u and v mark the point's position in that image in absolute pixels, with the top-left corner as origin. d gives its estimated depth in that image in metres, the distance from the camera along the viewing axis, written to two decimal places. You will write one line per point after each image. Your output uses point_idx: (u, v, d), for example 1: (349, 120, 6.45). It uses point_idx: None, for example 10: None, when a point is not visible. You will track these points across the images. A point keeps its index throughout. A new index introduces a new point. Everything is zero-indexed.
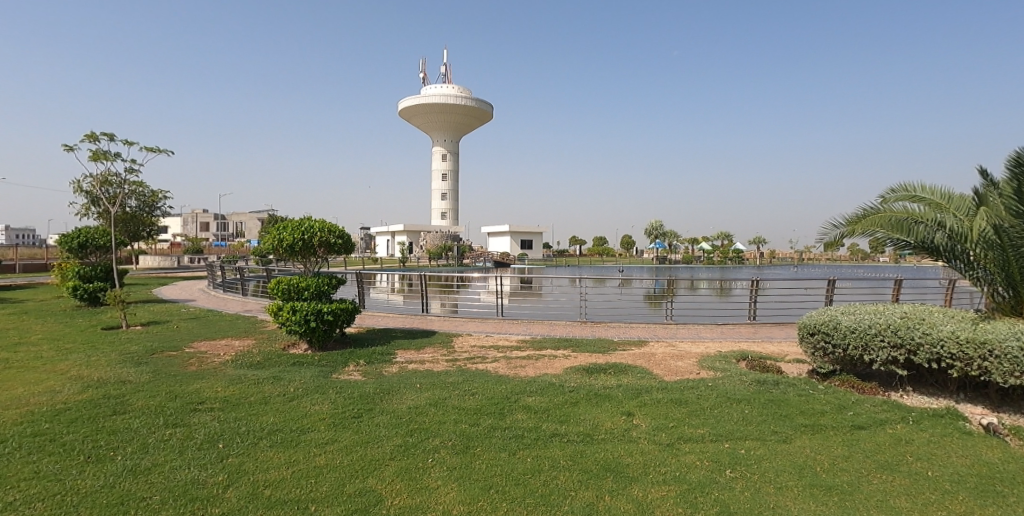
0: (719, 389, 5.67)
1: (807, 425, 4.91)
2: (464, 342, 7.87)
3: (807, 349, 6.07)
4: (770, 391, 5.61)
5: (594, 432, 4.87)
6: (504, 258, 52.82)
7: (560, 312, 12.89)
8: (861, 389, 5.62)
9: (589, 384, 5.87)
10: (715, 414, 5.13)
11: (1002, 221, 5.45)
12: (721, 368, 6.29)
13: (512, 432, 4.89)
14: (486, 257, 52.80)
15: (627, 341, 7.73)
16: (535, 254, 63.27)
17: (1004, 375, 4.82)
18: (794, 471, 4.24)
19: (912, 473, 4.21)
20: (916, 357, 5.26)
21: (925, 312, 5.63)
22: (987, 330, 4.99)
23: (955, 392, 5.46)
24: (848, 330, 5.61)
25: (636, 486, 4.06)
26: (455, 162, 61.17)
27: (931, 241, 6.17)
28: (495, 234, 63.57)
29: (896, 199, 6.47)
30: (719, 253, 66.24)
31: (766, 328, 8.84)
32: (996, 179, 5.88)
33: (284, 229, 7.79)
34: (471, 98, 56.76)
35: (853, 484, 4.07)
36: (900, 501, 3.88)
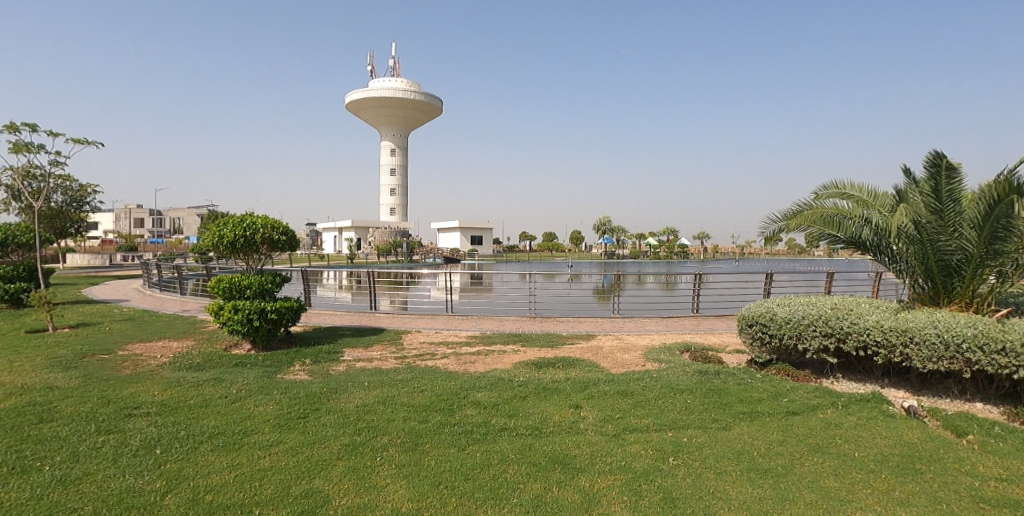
0: (663, 380, 5.80)
1: (745, 412, 5.10)
2: (413, 340, 7.77)
3: (746, 339, 6.29)
4: (711, 381, 5.77)
5: (543, 425, 4.92)
6: (455, 254, 52.59)
7: (510, 307, 12.89)
8: (796, 377, 5.88)
9: (538, 378, 5.90)
10: (660, 404, 5.25)
11: (921, 218, 5.76)
12: (665, 360, 6.44)
13: (461, 427, 4.88)
14: (438, 255, 52.22)
15: (576, 335, 7.83)
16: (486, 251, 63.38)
17: (923, 361, 5.16)
18: (733, 456, 4.43)
19: (840, 454, 4.47)
20: (846, 345, 5.55)
21: (853, 303, 5.94)
22: (908, 319, 5.33)
23: (880, 378, 5.80)
24: (783, 321, 5.86)
25: (583, 477, 4.15)
26: (406, 157, 60.36)
27: (858, 236, 6.46)
28: (449, 230, 63.16)
29: (827, 196, 6.77)
30: (666, 248, 68.08)
31: (708, 320, 9.13)
32: (916, 178, 6.23)
33: (225, 225, 7.49)
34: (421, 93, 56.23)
35: (787, 467, 4.29)
36: (829, 481, 4.12)
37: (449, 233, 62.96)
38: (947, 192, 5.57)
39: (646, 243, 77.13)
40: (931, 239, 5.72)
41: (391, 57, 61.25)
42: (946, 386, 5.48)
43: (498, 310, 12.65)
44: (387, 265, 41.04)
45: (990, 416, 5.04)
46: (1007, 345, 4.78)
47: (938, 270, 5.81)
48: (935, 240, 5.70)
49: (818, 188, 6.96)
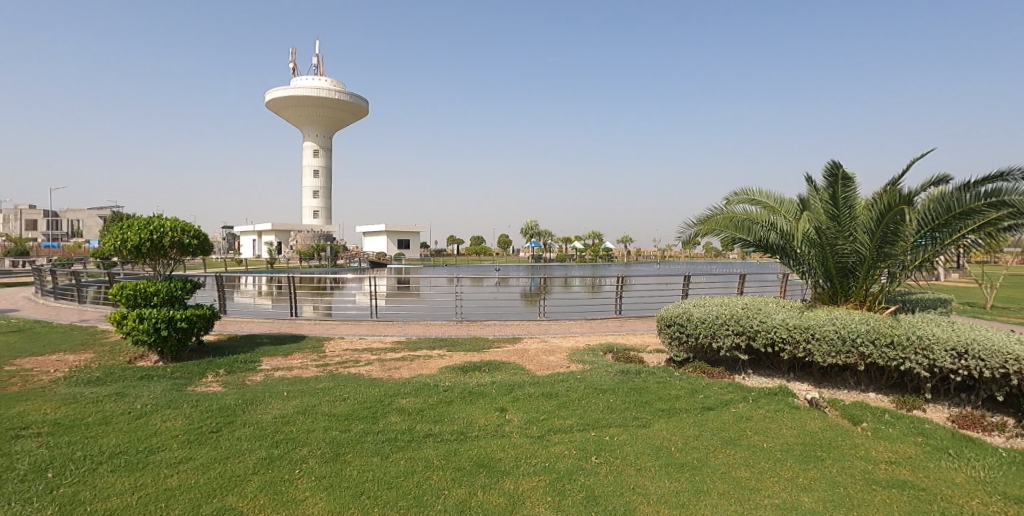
0: (587, 380, 5.92)
1: (664, 409, 5.29)
2: (335, 347, 7.52)
3: (664, 339, 6.53)
4: (632, 380, 5.96)
5: (468, 430, 4.90)
6: (381, 258, 51.52)
7: (437, 312, 12.79)
8: (711, 374, 6.16)
9: (464, 382, 5.87)
10: (583, 404, 5.35)
11: (821, 224, 6.17)
12: (588, 361, 6.58)
13: (384, 435, 4.78)
14: (367, 259, 51.05)
15: (502, 339, 7.86)
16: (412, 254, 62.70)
17: (822, 355, 5.54)
18: (652, 452, 4.58)
19: (750, 446, 4.72)
20: (755, 342, 5.88)
21: (761, 303, 6.32)
22: (809, 317, 5.72)
23: (786, 373, 6.18)
24: (699, 321, 6.15)
25: (507, 479, 4.16)
26: (328, 159, 58.51)
27: (766, 240, 6.85)
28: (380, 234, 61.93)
29: (738, 202, 7.14)
30: (594, 252, 69.90)
31: (631, 322, 9.42)
32: (817, 186, 6.67)
33: (128, 228, 6.97)
34: (345, 93, 54.96)
35: (701, 460, 4.49)
36: (740, 472, 4.35)
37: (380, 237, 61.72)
38: (843, 200, 5.96)
39: (576, 247, 78.90)
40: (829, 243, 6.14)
41: (316, 56, 59.43)
42: (844, 378, 5.91)
43: (426, 315, 12.48)
44: (312, 270, 39.61)
45: (882, 405, 5.47)
46: (894, 339, 5.22)
47: (835, 271, 6.27)
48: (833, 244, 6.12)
49: (730, 195, 7.33)
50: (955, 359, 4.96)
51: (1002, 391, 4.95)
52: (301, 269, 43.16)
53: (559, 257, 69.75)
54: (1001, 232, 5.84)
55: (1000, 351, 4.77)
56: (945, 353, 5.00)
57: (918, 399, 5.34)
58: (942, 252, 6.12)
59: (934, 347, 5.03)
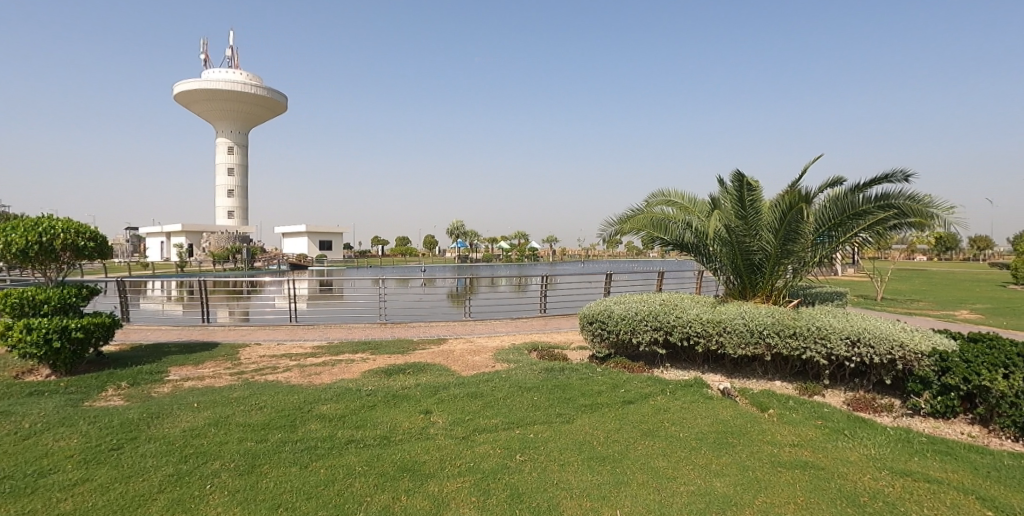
0: (511, 379, 5.98)
1: (587, 405, 5.43)
2: (251, 354, 7.18)
3: (587, 336, 6.71)
4: (556, 377, 6.08)
5: (391, 434, 4.83)
6: (303, 260, 49.75)
7: (362, 315, 12.51)
8: (631, 368, 6.39)
9: (388, 386, 5.77)
10: (508, 403, 5.41)
11: (730, 225, 6.53)
12: (514, 360, 6.65)
13: (304, 444, 4.62)
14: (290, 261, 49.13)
15: (427, 340, 7.80)
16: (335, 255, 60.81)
17: (733, 347, 5.88)
18: (575, 447, 4.70)
19: (667, 436, 4.93)
20: (672, 337, 6.15)
21: (678, 299, 6.62)
22: (721, 312, 6.05)
23: (701, 365, 6.50)
24: (619, 318, 6.36)
25: (432, 482, 4.14)
26: (244, 156, 55.91)
27: (682, 239, 7.17)
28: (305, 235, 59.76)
29: (656, 204, 7.44)
30: (524, 252, 70.78)
31: (555, 320, 9.61)
32: (727, 188, 7.04)
33: (12, 230, 6.35)
34: (263, 88, 52.78)
35: (622, 453, 4.65)
36: (658, 461, 4.54)
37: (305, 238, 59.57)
38: (749, 203, 6.33)
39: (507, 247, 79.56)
40: (738, 242, 6.52)
41: (230, 48, 56.68)
42: (753, 368, 6.28)
43: (350, 318, 12.17)
44: (229, 273, 37.61)
45: (786, 391, 5.85)
46: (796, 330, 5.62)
47: (745, 267, 6.64)
48: (741, 243, 6.51)
49: (649, 196, 7.61)
50: (850, 346, 5.40)
51: (890, 374, 5.43)
52: (217, 273, 40.87)
53: (488, 256, 69.90)
54: (888, 229, 6.41)
55: (887, 338, 5.24)
56: (840, 341, 5.43)
57: (818, 385, 5.76)
58: (838, 248, 6.64)
59: (831, 336, 5.46)
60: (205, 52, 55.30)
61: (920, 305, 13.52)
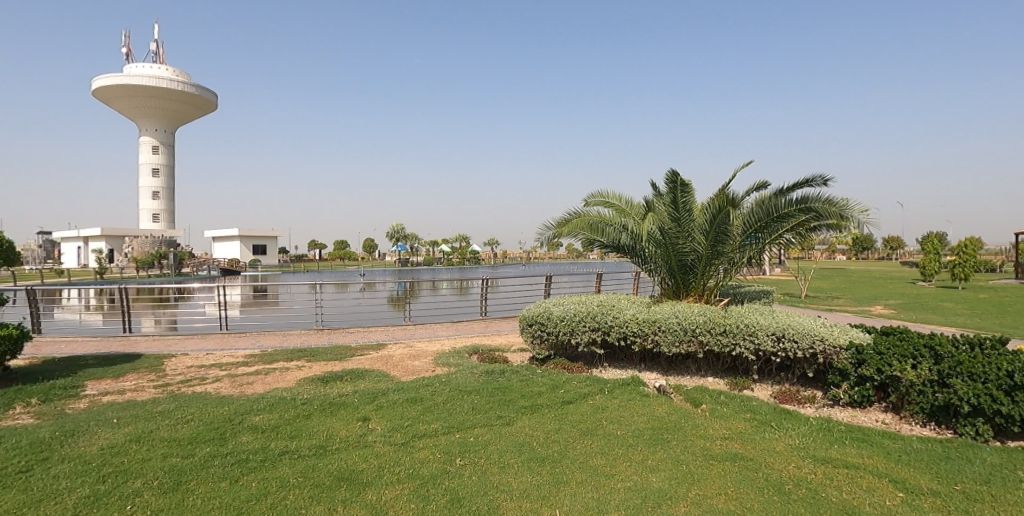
0: (451, 383, 5.97)
1: (527, 406, 5.48)
2: (177, 365, 6.85)
3: (527, 338, 6.78)
4: (497, 380, 6.11)
5: (328, 443, 4.72)
6: (237, 265, 47.80)
7: (298, 321, 12.16)
8: (570, 369, 6.50)
9: (324, 394, 5.64)
10: (448, 407, 5.39)
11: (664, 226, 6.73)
12: (454, 363, 6.63)
13: (234, 457, 4.45)
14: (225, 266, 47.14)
15: (365, 346, 7.66)
16: (268, 260, 58.53)
17: (668, 345, 6.08)
18: (515, 449, 4.73)
19: (605, 434, 5.03)
20: (609, 337, 6.30)
21: (615, 300, 6.79)
22: (656, 312, 6.25)
23: (637, 364, 6.69)
24: (558, 319, 6.46)
25: (370, 491, 4.08)
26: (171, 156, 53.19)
27: (618, 241, 7.33)
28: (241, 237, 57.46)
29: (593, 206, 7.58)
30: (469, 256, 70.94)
31: (496, 323, 9.65)
32: (660, 191, 7.26)
33: None
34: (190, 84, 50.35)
35: (561, 452, 4.72)
36: (596, 459, 4.64)
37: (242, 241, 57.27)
38: (682, 205, 6.54)
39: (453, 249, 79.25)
40: (671, 243, 6.73)
41: (155, 43, 53.93)
42: (687, 366, 6.52)
43: (286, 324, 11.79)
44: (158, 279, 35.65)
45: (718, 387, 6.09)
46: (726, 327, 5.87)
47: (678, 268, 6.88)
48: (674, 244, 6.72)
49: (587, 198, 7.74)
50: (775, 342, 5.68)
51: (812, 368, 5.75)
52: (144, 279, 38.67)
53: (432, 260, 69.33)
54: (809, 231, 6.78)
55: (809, 333, 5.55)
56: (767, 337, 5.71)
57: (748, 380, 6.04)
58: (765, 249, 6.98)
59: (758, 332, 5.73)
60: (127, 46, 52.36)
61: (839, 302, 14.43)
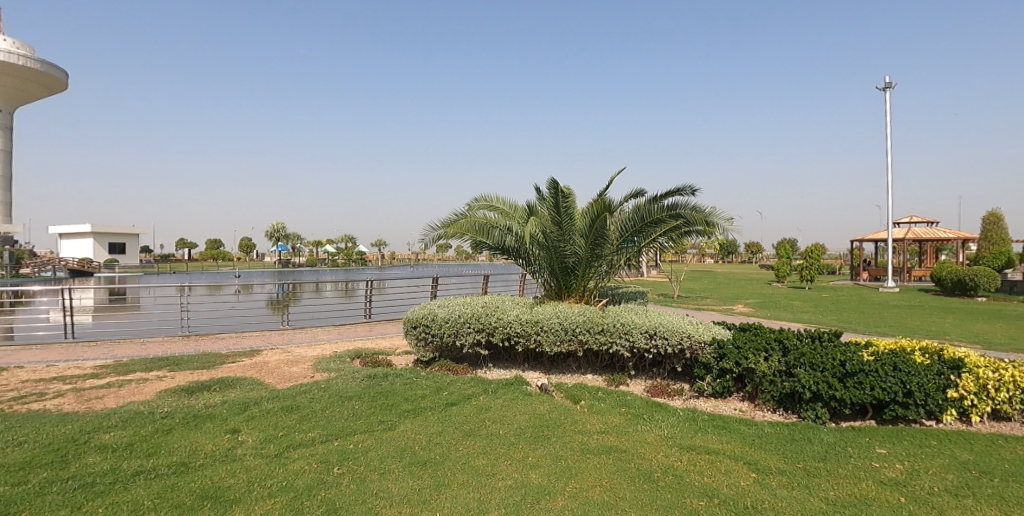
0: (331, 389, 5.76)
1: (410, 410, 5.42)
2: (11, 379, 6.03)
3: (412, 341, 6.71)
4: (379, 384, 5.99)
5: (191, 459, 4.38)
6: (91, 266, 43.05)
7: (162, 327, 11.17)
8: (455, 370, 6.52)
9: (188, 406, 5.23)
10: (326, 414, 5.21)
11: (547, 229, 6.91)
12: (334, 368, 6.41)
13: (77, 481, 4.00)
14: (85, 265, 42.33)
15: (238, 353, 7.20)
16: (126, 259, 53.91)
17: (550, 344, 6.27)
18: (396, 454, 4.66)
19: (487, 434, 5.10)
20: (494, 337, 6.39)
21: (499, 301, 6.90)
22: (539, 312, 6.43)
23: (521, 363, 6.85)
24: (443, 321, 6.45)
25: (237, 508, 3.83)
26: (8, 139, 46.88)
27: (503, 243, 7.42)
28: (107, 233, 51.89)
29: (479, 210, 7.61)
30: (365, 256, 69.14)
31: (381, 326, 9.47)
32: (543, 196, 7.44)
33: None
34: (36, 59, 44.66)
35: (443, 455, 4.71)
36: (478, 460, 4.68)
37: (108, 236, 51.73)
38: (563, 210, 6.74)
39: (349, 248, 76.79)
40: (554, 246, 6.93)
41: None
42: (568, 364, 6.77)
43: (147, 331, 10.79)
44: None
45: (597, 383, 6.39)
46: (604, 326, 6.16)
47: (560, 270, 7.10)
48: (556, 247, 6.93)
49: (472, 201, 7.76)
50: (648, 339, 6.05)
51: (680, 362, 6.18)
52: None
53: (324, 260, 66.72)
54: (680, 236, 7.29)
55: (678, 330, 5.97)
56: (640, 335, 6.06)
57: (624, 376, 6.38)
58: (641, 252, 7.39)
59: (632, 331, 6.07)
60: None
61: (706, 302, 15.71)
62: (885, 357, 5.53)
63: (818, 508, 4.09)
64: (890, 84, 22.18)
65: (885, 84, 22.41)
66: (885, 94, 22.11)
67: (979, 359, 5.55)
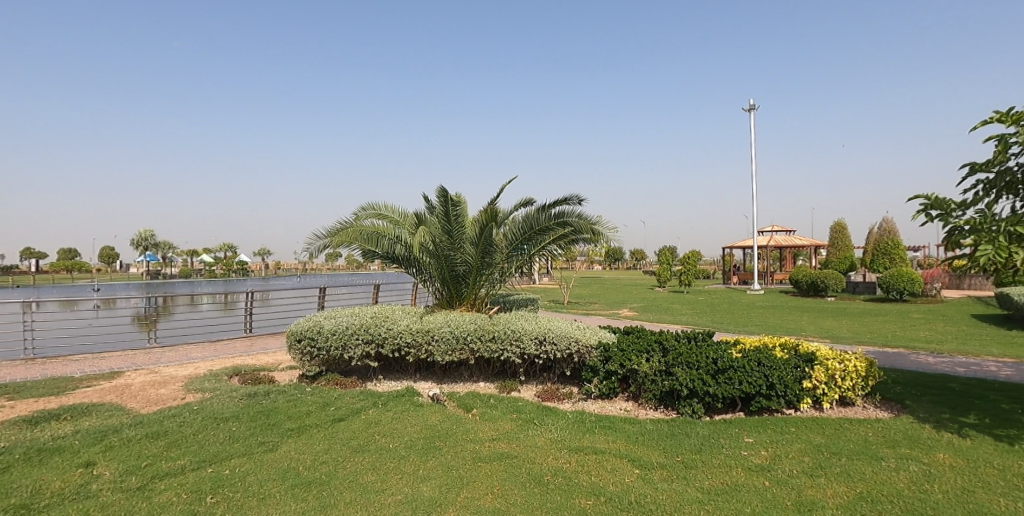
0: (205, 411, 5.38)
1: (293, 429, 5.18)
2: None
3: (296, 356, 6.43)
4: (260, 403, 5.68)
5: (34, 500, 3.90)
6: None
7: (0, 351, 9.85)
8: (343, 384, 6.33)
9: (31, 439, 4.65)
10: (199, 439, 4.85)
11: (437, 238, 6.86)
12: (209, 388, 5.99)
13: None
14: None
15: (95, 375, 6.53)
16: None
17: (441, 354, 6.24)
18: (278, 477, 4.41)
19: (377, 449, 4.98)
20: (384, 349, 6.27)
21: (390, 311, 6.79)
22: (430, 322, 6.39)
23: (413, 374, 6.78)
24: (330, 333, 6.25)
25: None
26: None
27: (392, 252, 7.28)
28: None
29: (366, 217, 7.40)
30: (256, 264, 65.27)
31: (263, 340, 8.98)
32: (433, 204, 7.37)
33: None
34: None
35: (329, 474, 4.52)
36: (367, 476, 4.54)
37: None
38: (454, 219, 6.71)
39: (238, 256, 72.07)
40: (445, 255, 6.90)
41: None
42: (460, 373, 6.79)
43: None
44: None
45: (489, 391, 6.45)
46: (495, 334, 6.23)
47: (451, 278, 7.09)
48: (447, 256, 6.90)
49: (359, 209, 7.52)
50: (538, 345, 6.20)
51: (570, 366, 6.40)
52: None
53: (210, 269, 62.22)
54: (569, 244, 7.54)
55: (566, 335, 6.16)
56: (531, 341, 6.19)
57: (515, 382, 6.49)
58: (532, 259, 7.56)
59: (523, 337, 6.19)
60: None
61: (595, 307, 16.40)
62: (751, 353, 6.05)
63: (694, 497, 4.38)
64: (754, 106, 24.60)
65: (750, 107, 24.83)
66: (751, 115, 24.46)
67: (828, 352, 6.25)
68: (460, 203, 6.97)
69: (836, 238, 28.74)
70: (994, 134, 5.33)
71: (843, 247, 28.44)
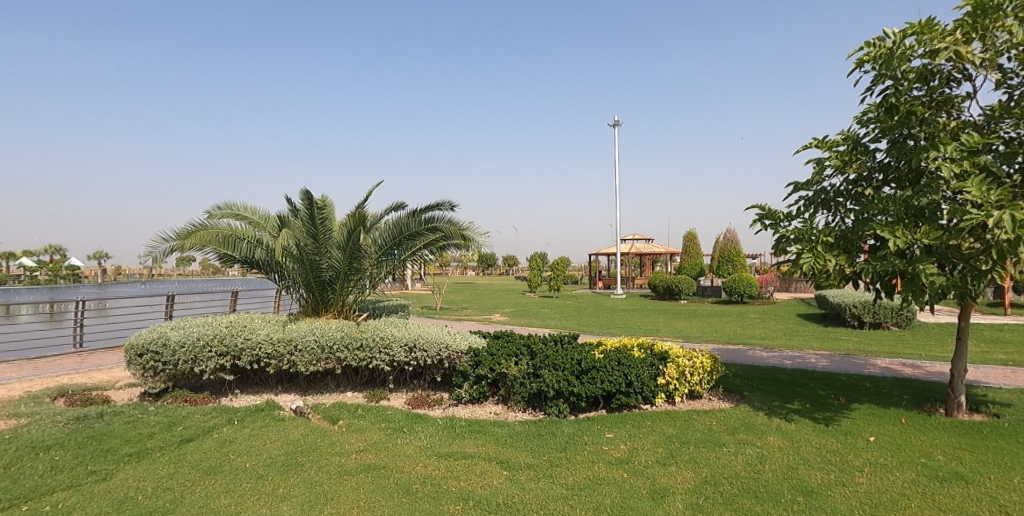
0: (20, 441, 4.72)
1: (132, 453, 4.72)
2: None
3: (136, 372, 5.85)
4: (91, 427, 5.10)
5: None
6: None
7: None
8: (193, 402, 5.88)
9: None
10: (11, 474, 4.25)
11: (301, 241, 6.54)
12: (25, 414, 5.27)
13: None
14: None
15: None
16: None
17: (305, 364, 6.01)
18: (112, 508, 3.98)
19: (231, 469, 4.67)
20: (240, 361, 5.91)
21: (247, 320, 6.40)
22: (292, 331, 6.12)
23: (274, 386, 6.46)
24: (177, 346, 5.76)
25: None
26: None
27: (251, 256, 6.84)
28: None
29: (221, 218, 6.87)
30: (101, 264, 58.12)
31: (96, 356, 8.03)
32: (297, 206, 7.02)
33: None
34: None
35: (174, 501, 4.15)
36: (219, 500, 4.24)
37: None
38: (319, 221, 6.45)
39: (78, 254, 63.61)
40: (310, 259, 6.60)
41: None
42: (326, 383, 6.58)
43: None
44: None
45: (357, 400, 6.32)
46: (363, 342, 6.11)
47: (317, 284, 6.80)
48: (312, 260, 6.61)
49: (212, 209, 6.96)
50: (407, 352, 6.17)
51: (440, 372, 6.44)
52: None
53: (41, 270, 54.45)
54: (440, 249, 7.56)
55: (436, 341, 6.19)
56: (400, 349, 6.14)
57: (384, 390, 6.41)
58: (403, 264, 7.49)
59: (392, 344, 6.12)
60: None
61: (467, 313, 16.58)
62: (611, 354, 6.47)
63: (559, 494, 4.60)
64: (618, 123, 26.26)
65: (615, 123, 26.45)
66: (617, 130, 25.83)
67: (679, 350, 6.84)
68: (326, 206, 6.70)
69: (691, 244, 31.60)
70: (813, 157, 6.14)
71: (695, 254, 31.36)
